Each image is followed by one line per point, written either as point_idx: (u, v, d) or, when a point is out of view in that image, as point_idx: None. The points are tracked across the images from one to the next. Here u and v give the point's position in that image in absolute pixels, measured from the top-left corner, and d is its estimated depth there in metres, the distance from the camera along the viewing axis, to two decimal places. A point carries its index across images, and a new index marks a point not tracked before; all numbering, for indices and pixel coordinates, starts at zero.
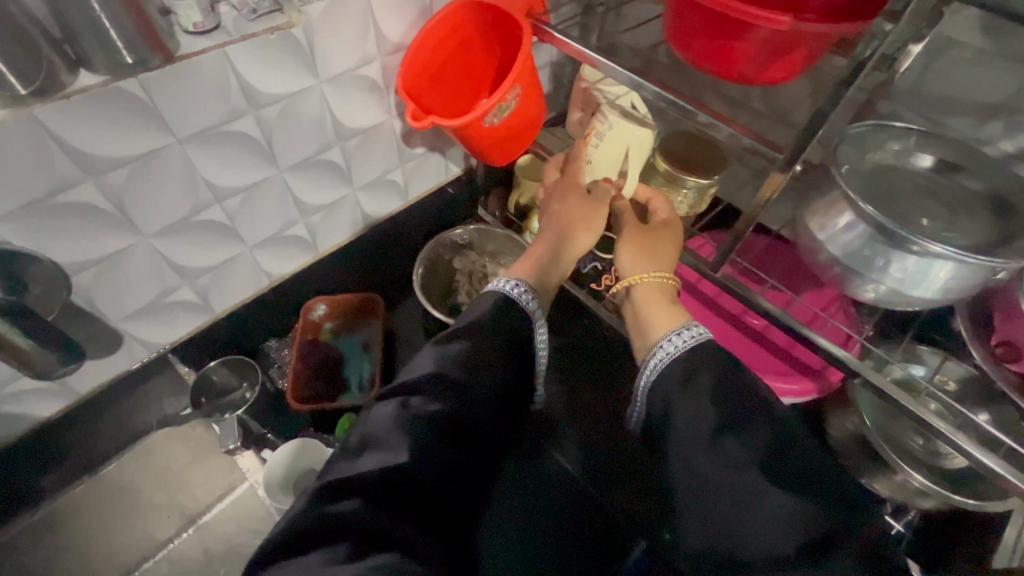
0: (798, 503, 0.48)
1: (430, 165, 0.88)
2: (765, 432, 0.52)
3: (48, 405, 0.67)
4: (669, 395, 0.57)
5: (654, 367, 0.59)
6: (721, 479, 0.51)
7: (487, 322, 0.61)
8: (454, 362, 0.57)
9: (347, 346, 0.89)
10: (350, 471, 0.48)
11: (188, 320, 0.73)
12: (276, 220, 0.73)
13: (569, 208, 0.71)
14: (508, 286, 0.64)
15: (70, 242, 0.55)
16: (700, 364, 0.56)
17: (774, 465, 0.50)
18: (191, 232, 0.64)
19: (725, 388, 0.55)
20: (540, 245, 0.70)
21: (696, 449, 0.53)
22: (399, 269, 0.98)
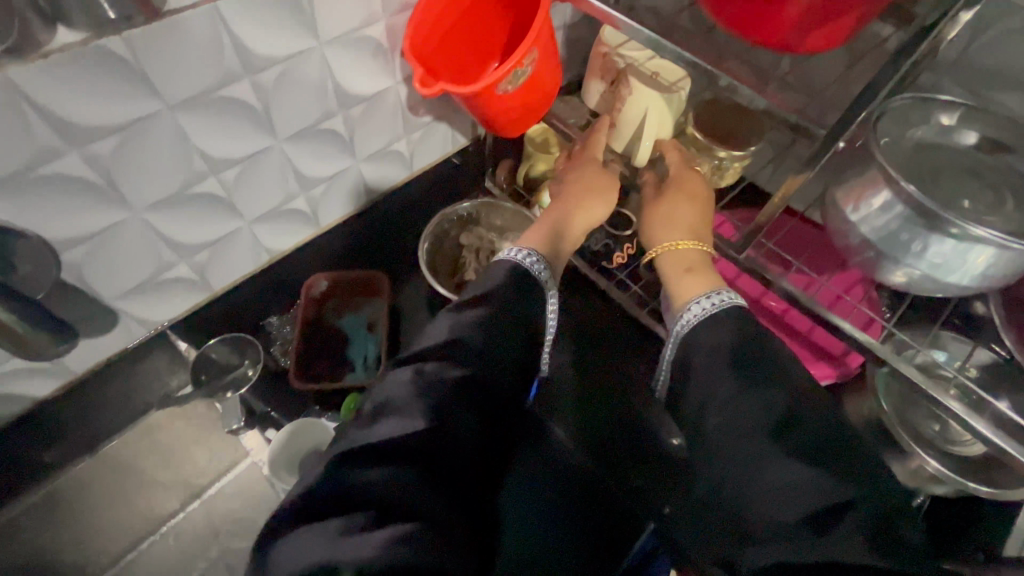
0: (814, 475, 0.46)
1: (437, 135, 0.84)
2: (782, 397, 0.49)
3: (43, 385, 0.65)
4: (686, 360, 0.55)
5: (677, 334, 0.57)
6: (730, 445, 0.50)
7: (504, 288, 0.59)
8: (472, 328, 0.55)
9: (351, 325, 0.84)
10: (367, 437, 0.46)
11: (185, 298, 0.70)
12: (276, 193, 0.69)
13: (592, 175, 0.68)
14: (515, 254, 0.62)
15: (57, 216, 0.52)
16: (725, 326, 0.54)
17: (787, 435, 0.48)
18: (186, 206, 0.61)
19: (746, 350, 0.52)
20: (560, 207, 0.67)
21: (707, 415, 0.51)
22: (403, 243, 0.94)
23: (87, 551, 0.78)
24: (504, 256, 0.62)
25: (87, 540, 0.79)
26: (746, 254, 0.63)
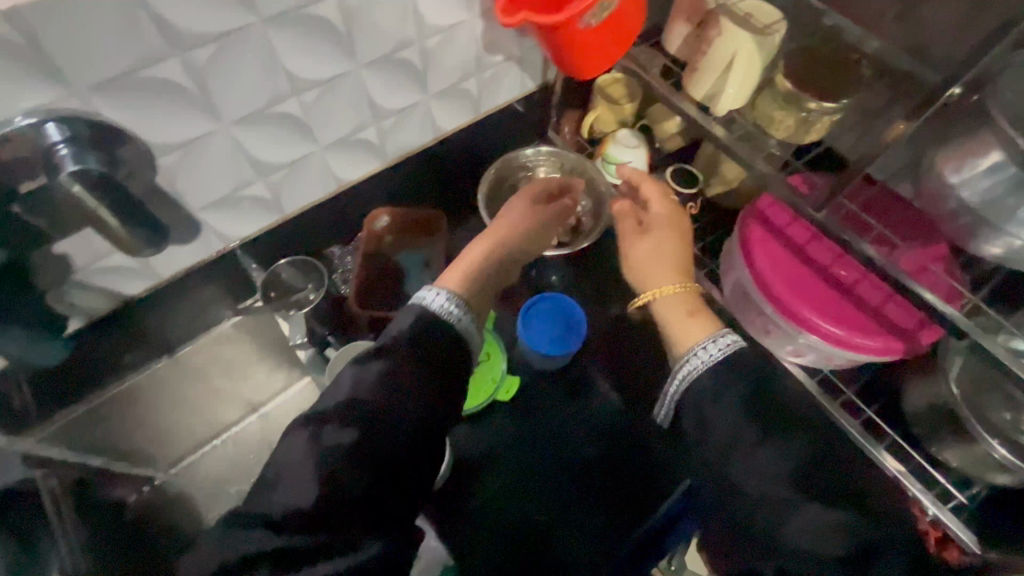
0: (838, 517, 0.47)
1: (506, 76, 0.83)
2: (805, 447, 0.50)
3: (134, 283, 0.69)
4: (704, 408, 0.54)
5: (685, 376, 0.56)
6: (760, 492, 0.49)
7: (420, 330, 0.57)
8: (386, 369, 0.53)
9: (408, 261, 0.89)
10: (264, 505, 0.47)
11: (259, 219, 0.74)
12: (349, 121, 0.70)
13: (501, 223, 0.78)
14: (435, 302, 0.59)
15: (157, 121, 0.55)
16: (729, 375, 0.54)
17: (812, 480, 0.49)
18: (268, 125, 0.63)
19: (761, 390, 0.53)
20: (472, 256, 0.72)
21: (732, 463, 0.51)
22: (462, 187, 0.95)
23: (162, 438, 0.91)
24: (417, 300, 0.60)
25: (162, 430, 0.91)
26: (824, 214, 0.60)
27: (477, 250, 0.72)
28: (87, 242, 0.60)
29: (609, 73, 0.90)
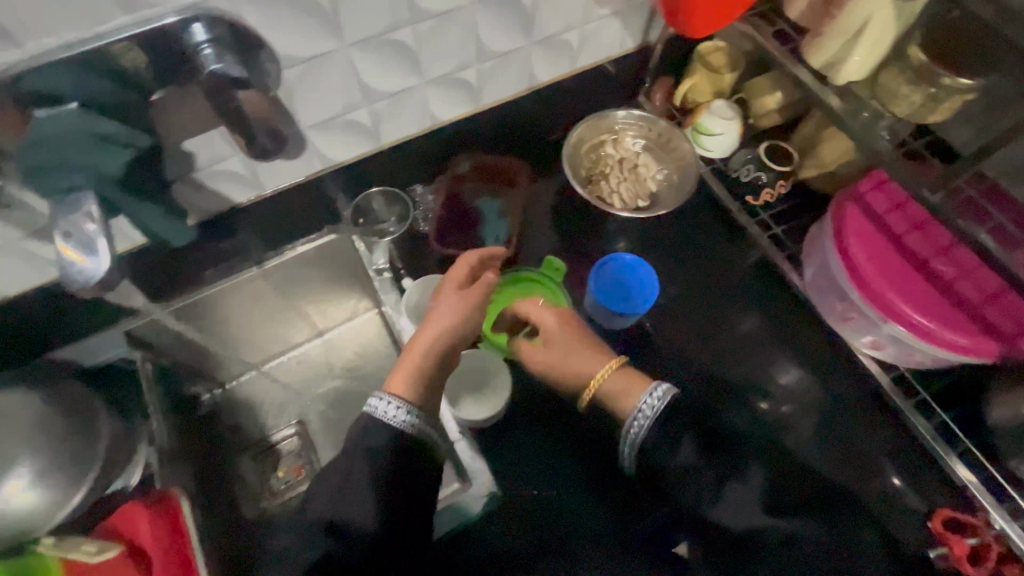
0: (813, 527, 0.54)
1: (609, 32, 0.82)
2: (761, 470, 0.57)
3: (240, 190, 0.73)
4: (665, 456, 0.58)
5: (633, 442, 0.61)
6: (749, 525, 0.55)
7: (379, 439, 0.56)
8: (362, 478, 0.54)
9: (486, 207, 0.90)
10: None
11: (355, 146, 0.76)
12: (454, 58, 0.72)
13: (445, 311, 0.68)
14: (388, 412, 0.58)
15: (289, 32, 0.57)
16: (672, 423, 0.60)
17: (778, 499, 0.55)
18: (382, 50, 0.65)
19: (704, 429, 0.59)
20: (444, 321, 0.67)
21: (709, 511, 0.56)
22: (544, 144, 0.95)
23: (234, 346, 0.91)
24: (368, 411, 0.58)
25: (235, 339, 0.90)
26: (940, 197, 0.57)
27: (441, 311, 0.68)
28: (210, 142, 0.63)
29: (711, 42, 0.89)
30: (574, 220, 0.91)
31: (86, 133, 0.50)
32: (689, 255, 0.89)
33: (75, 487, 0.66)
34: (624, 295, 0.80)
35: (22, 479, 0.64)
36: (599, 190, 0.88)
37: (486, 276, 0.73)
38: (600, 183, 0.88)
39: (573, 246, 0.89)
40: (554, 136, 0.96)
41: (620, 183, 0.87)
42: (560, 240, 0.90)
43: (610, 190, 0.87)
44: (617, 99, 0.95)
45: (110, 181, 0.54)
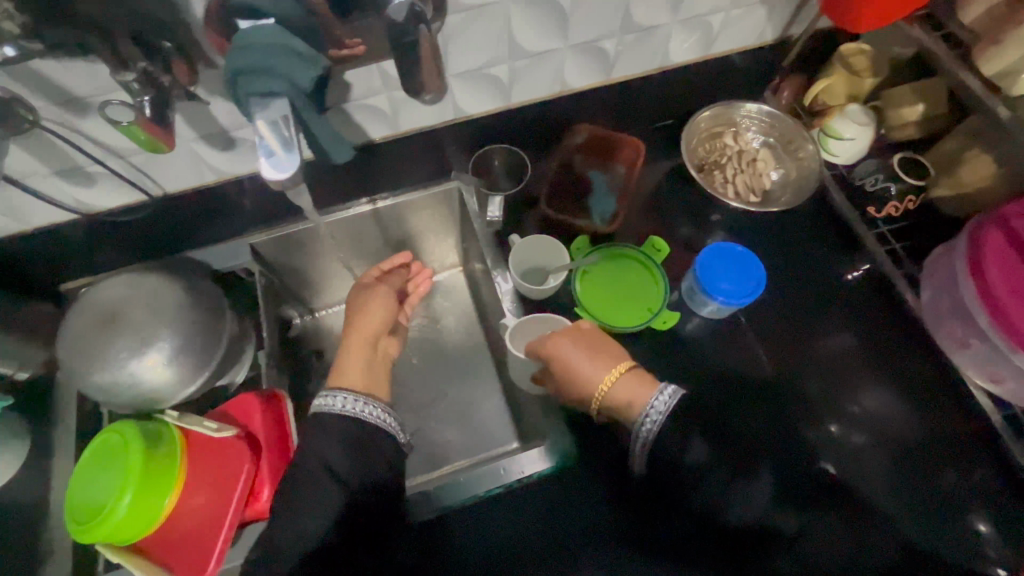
0: (809, 520, 0.61)
1: (751, 20, 0.81)
2: (767, 470, 0.59)
3: (378, 128, 0.78)
4: (676, 458, 0.58)
5: (651, 425, 0.60)
6: (753, 518, 0.57)
7: (333, 450, 0.62)
8: (328, 484, 0.60)
9: (596, 180, 0.88)
10: None
11: (487, 101, 0.79)
12: (600, 26, 0.73)
13: (376, 311, 0.76)
14: (341, 403, 0.65)
15: None
16: (683, 423, 0.59)
17: (781, 493, 0.59)
18: (540, 8, 0.67)
19: (713, 431, 0.59)
20: (368, 328, 0.74)
21: (724, 509, 0.57)
22: (659, 130, 0.95)
23: (333, 280, 0.97)
24: (321, 408, 0.66)
25: (334, 273, 0.95)
26: None
27: (371, 318, 0.75)
28: (368, 75, 0.68)
29: (857, 44, 0.86)
30: (674, 209, 0.90)
31: (289, 44, 0.52)
32: (803, 267, 0.86)
33: (200, 373, 0.72)
34: (725, 264, 0.77)
35: (160, 356, 0.70)
36: (714, 179, 0.86)
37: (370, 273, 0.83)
38: (715, 172, 0.87)
39: (669, 234, 0.88)
40: (661, 124, 0.95)
41: (736, 175, 0.86)
42: (656, 226, 0.89)
43: (724, 180, 0.86)
44: (734, 94, 0.93)
45: (301, 92, 0.53)
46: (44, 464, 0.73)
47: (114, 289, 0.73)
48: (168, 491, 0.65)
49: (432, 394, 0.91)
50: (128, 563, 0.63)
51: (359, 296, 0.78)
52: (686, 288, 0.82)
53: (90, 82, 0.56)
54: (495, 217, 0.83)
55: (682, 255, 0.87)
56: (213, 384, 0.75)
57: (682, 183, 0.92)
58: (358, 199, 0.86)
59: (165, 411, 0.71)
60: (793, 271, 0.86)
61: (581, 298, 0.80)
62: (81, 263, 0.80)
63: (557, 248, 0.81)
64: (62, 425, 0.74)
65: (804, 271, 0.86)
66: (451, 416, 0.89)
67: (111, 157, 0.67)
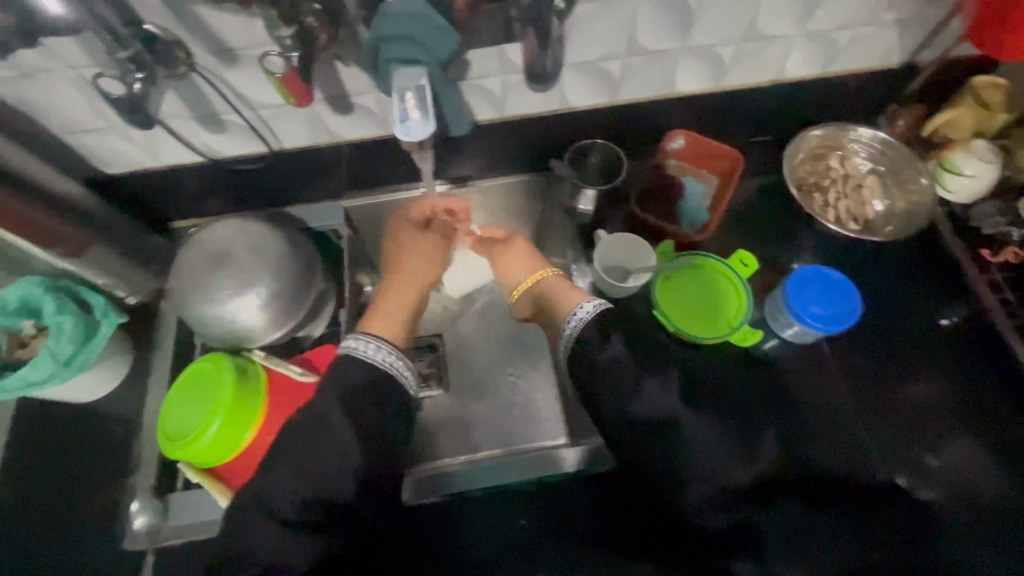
0: (727, 433, 0.60)
1: (879, 41, 0.79)
2: (676, 375, 0.63)
3: (484, 110, 0.80)
4: (593, 351, 0.64)
5: (574, 326, 0.67)
6: (658, 419, 0.59)
7: (357, 396, 0.59)
8: (346, 437, 0.57)
9: (690, 187, 0.87)
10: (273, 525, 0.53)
11: (594, 94, 0.80)
12: (722, 31, 0.73)
13: (416, 262, 0.79)
14: (368, 349, 0.63)
15: None
16: (607, 327, 0.66)
17: (690, 396, 0.62)
18: (667, 6, 0.68)
19: (631, 338, 0.66)
20: (411, 274, 0.78)
21: (627, 406, 0.60)
22: (757, 145, 0.93)
23: None
24: (347, 347, 0.64)
25: None
26: None
27: (412, 266, 0.78)
28: (488, 56, 0.70)
29: (990, 77, 0.80)
30: (761, 228, 0.88)
31: (429, 16, 0.54)
32: (895, 312, 0.82)
33: (290, 319, 0.77)
34: (820, 285, 0.74)
35: (257, 300, 0.74)
36: (814, 200, 0.83)
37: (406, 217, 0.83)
38: (816, 193, 0.83)
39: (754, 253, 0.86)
40: (758, 140, 0.93)
41: (838, 199, 0.83)
42: (740, 243, 0.87)
43: (825, 203, 0.83)
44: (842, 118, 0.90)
45: (437, 62, 0.55)
46: (139, 383, 0.80)
47: (223, 231, 0.77)
48: (249, 423, 0.68)
49: None
50: (209, 485, 0.68)
51: (396, 244, 0.81)
52: (770, 306, 0.79)
53: (245, 35, 0.62)
54: (587, 209, 0.83)
55: (765, 276, 0.85)
56: (296, 332, 0.80)
57: (773, 202, 0.89)
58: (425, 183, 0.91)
59: (252, 348, 0.77)
60: (880, 306, 0.83)
61: (662, 302, 0.78)
62: (193, 204, 0.86)
63: (643, 250, 0.80)
64: (159, 351, 0.80)
65: (898, 316, 0.82)
66: None
67: (243, 107, 0.71)
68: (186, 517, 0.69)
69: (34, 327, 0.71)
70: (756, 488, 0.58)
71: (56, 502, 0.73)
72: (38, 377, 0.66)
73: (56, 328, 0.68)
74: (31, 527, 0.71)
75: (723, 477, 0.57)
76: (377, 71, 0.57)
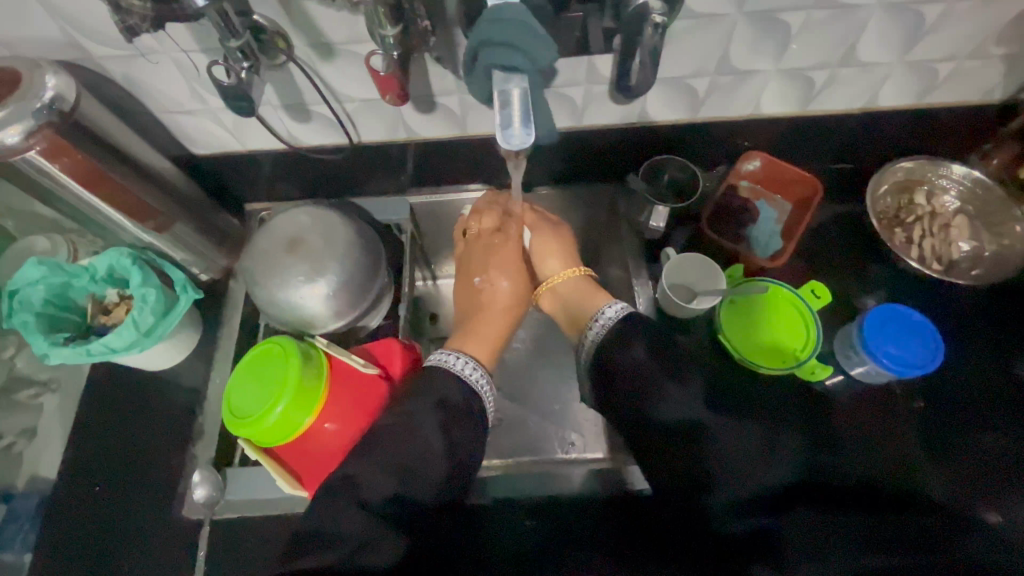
0: (753, 434, 0.57)
1: (983, 76, 0.75)
2: (699, 375, 0.60)
3: (563, 118, 0.80)
4: (616, 359, 0.62)
5: (602, 325, 0.66)
6: (678, 421, 0.57)
7: (449, 411, 0.63)
8: (435, 445, 0.60)
9: (764, 210, 0.84)
10: (372, 498, 0.57)
11: (675, 110, 0.79)
12: (819, 55, 0.71)
13: (511, 289, 0.77)
14: (463, 368, 0.67)
15: None
16: (628, 327, 0.64)
17: (713, 396, 0.59)
18: (767, 26, 0.67)
19: (652, 337, 0.63)
20: (505, 303, 0.76)
21: (645, 407, 0.59)
22: (836, 172, 0.90)
23: None
24: (441, 361, 0.68)
25: None
26: None
27: (502, 292, 0.77)
28: (578, 65, 0.71)
29: None
30: (832, 258, 0.85)
31: (531, 24, 0.53)
32: (981, 365, 0.77)
33: (354, 309, 0.76)
34: (898, 326, 0.72)
35: (324, 288, 0.73)
36: (895, 235, 0.80)
37: (481, 232, 0.80)
38: (897, 228, 0.81)
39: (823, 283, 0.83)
40: (835, 167, 0.90)
41: (923, 238, 0.80)
42: (808, 272, 0.85)
43: (905, 239, 0.80)
44: (928, 152, 0.87)
45: (537, 72, 0.55)
46: (207, 356, 0.83)
47: (297, 217, 0.76)
48: (309, 409, 0.69)
49: (536, 384, 0.91)
50: (269, 466, 0.69)
51: (487, 265, 0.77)
52: (841, 340, 0.77)
53: (345, 30, 0.63)
54: (658, 227, 0.82)
55: (833, 308, 0.82)
56: (356, 322, 0.80)
57: (849, 233, 0.86)
58: (468, 184, 0.91)
59: (314, 333, 0.77)
60: (959, 351, 0.78)
61: (727, 326, 0.77)
62: (266, 188, 0.88)
63: (711, 270, 0.79)
64: (225, 328, 0.82)
65: (982, 368, 0.77)
66: (550, 409, 0.89)
67: (330, 99, 0.73)
68: (244, 490, 0.71)
69: (117, 295, 0.76)
70: (778, 495, 0.55)
71: (120, 463, 0.76)
72: (120, 344, 0.69)
73: (140, 299, 0.71)
74: (97, 487, 0.74)
75: (737, 482, 0.55)
76: (471, 75, 0.56)
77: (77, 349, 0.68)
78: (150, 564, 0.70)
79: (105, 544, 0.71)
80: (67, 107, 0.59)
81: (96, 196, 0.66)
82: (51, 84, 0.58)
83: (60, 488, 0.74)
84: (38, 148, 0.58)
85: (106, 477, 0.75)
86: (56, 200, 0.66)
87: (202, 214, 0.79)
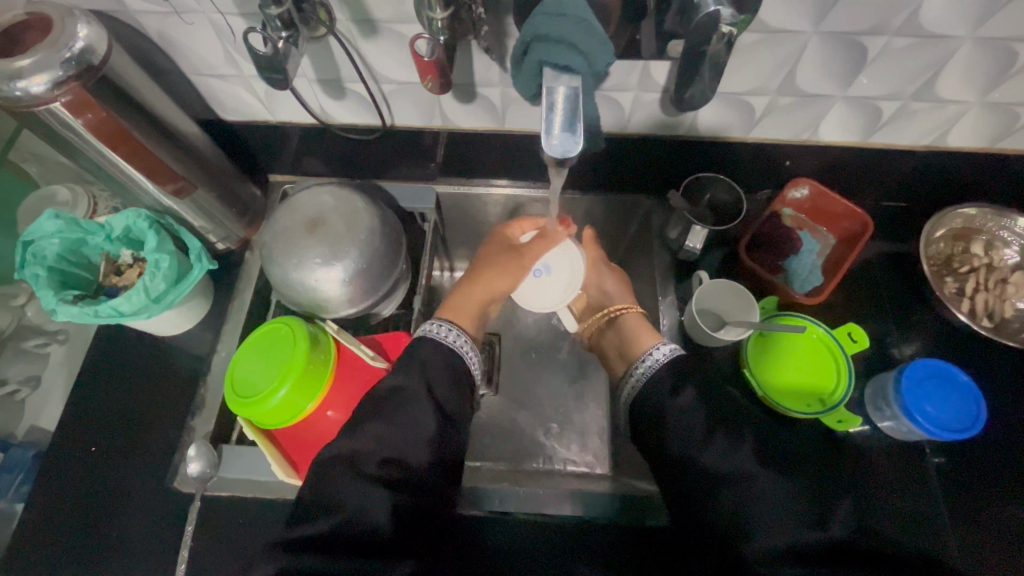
0: (807, 489, 0.56)
1: None
2: (751, 433, 0.59)
3: (608, 120, 0.76)
4: (664, 400, 0.63)
5: (650, 364, 0.67)
6: (724, 470, 0.57)
7: (436, 375, 0.62)
8: (425, 405, 0.59)
9: (806, 242, 0.79)
10: (365, 459, 0.56)
11: (727, 125, 0.75)
12: (893, 85, 0.66)
13: (494, 274, 0.75)
14: (445, 334, 0.66)
15: (790, 4, 0.57)
16: (671, 373, 0.65)
17: (766, 455, 0.58)
18: (844, 48, 0.62)
19: (705, 388, 0.64)
20: (498, 288, 0.74)
21: (696, 454, 0.58)
22: (888, 209, 0.85)
23: None
24: (433, 330, 0.67)
25: None
26: None
27: (500, 281, 0.75)
28: (631, 69, 0.67)
29: None
30: (873, 300, 0.80)
31: (590, 21, 0.49)
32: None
33: (368, 296, 0.73)
34: (935, 381, 0.68)
35: (340, 273, 0.70)
36: (945, 285, 0.76)
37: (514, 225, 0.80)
38: (947, 278, 0.77)
39: (859, 325, 0.79)
40: (887, 204, 0.85)
41: (976, 292, 0.75)
42: (845, 312, 0.80)
43: (955, 292, 0.76)
44: (991, 198, 0.81)
45: (591, 74, 0.51)
46: (214, 327, 0.81)
47: (320, 197, 0.73)
48: (313, 396, 0.65)
49: (543, 392, 0.88)
50: (265, 451, 0.66)
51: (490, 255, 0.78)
52: (873, 390, 0.73)
53: (391, 8, 0.60)
54: (694, 247, 0.78)
55: (867, 352, 0.77)
56: (369, 310, 0.77)
57: (895, 275, 0.82)
58: (494, 180, 0.85)
59: (326, 317, 0.74)
60: (1000, 413, 0.73)
61: (754, 361, 0.73)
62: (292, 162, 0.85)
63: (746, 299, 0.75)
64: (236, 301, 0.80)
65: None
66: (554, 419, 0.86)
67: (368, 78, 0.70)
68: (241, 469, 0.69)
69: (131, 256, 0.75)
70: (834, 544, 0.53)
71: (115, 426, 0.75)
72: (128, 308, 0.68)
73: (152, 264, 0.69)
74: (90, 448, 0.73)
75: (791, 532, 0.54)
76: (520, 69, 0.52)
77: (83, 309, 0.66)
78: (134, 531, 0.69)
79: (93, 508, 0.70)
80: (97, 60, 0.57)
81: (120, 156, 0.64)
82: (82, 34, 0.56)
83: (55, 444, 0.73)
84: (63, 100, 0.56)
85: (100, 438, 0.74)
86: (78, 155, 0.65)
87: (226, 183, 0.77)
